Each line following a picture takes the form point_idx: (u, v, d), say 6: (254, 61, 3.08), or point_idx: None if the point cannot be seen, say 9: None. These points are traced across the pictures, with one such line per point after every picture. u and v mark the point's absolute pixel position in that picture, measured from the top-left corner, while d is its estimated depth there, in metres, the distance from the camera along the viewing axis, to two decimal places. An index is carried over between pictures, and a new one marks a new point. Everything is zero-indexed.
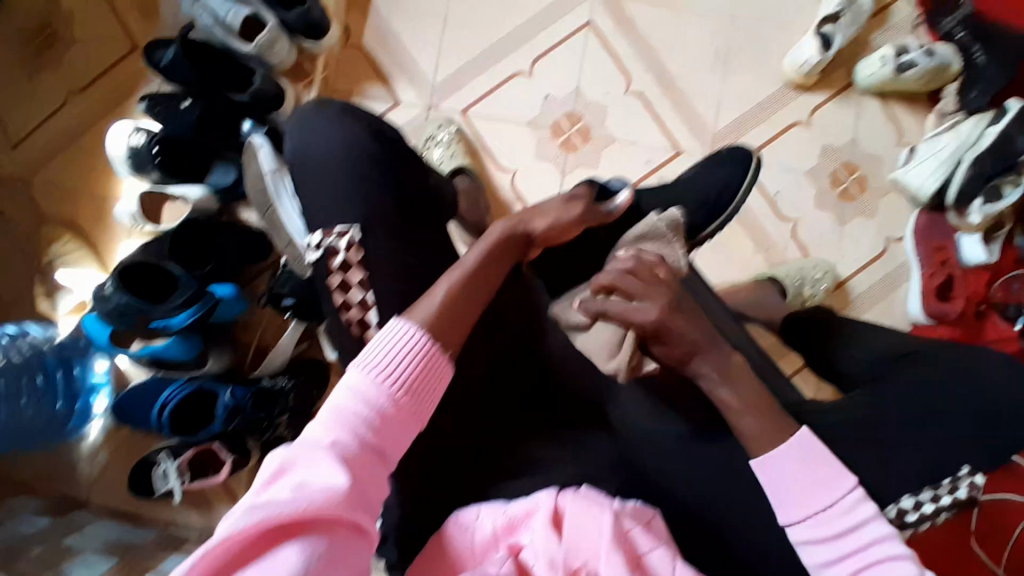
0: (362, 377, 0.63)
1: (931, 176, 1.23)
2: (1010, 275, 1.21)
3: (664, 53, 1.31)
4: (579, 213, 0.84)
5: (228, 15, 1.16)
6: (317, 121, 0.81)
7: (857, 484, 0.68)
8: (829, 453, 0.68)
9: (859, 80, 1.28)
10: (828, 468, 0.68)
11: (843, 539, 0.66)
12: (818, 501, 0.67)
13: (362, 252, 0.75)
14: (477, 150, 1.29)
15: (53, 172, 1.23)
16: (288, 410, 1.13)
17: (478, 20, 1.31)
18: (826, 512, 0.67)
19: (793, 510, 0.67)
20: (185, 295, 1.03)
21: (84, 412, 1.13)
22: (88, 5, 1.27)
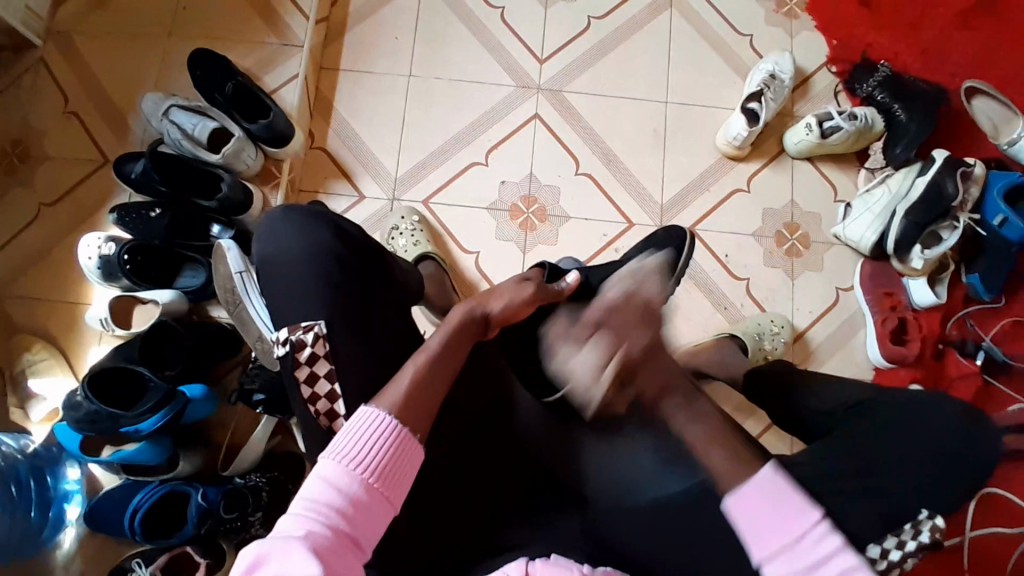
0: (334, 464, 0.64)
1: (868, 229, 1.30)
2: (962, 313, 1.29)
3: (607, 134, 1.41)
4: (530, 293, 0.90)
5: (196, 129, 1.26)
6: (282, 225, 0.87)
7: (820, 515, 0.65)
8: (790, 485, 0.66)
9: (789, 147, 1.38)
10: (794, 506, 0.65)
11: (814, 574, 0.62)
12: (785, 531, 0.64)
13: (328, 345, 0.78)
14: (441, 236, 1.35)
15: (25, 284, 1.26)
16: (262, 507, 1.12)
17: (434, 117, 1.41)
18: (797, 543, 0.64)
19: (764, 545, 0.64)
20: (155, 399, 1.05)
21: (58, 519, 1.12)
22: (60, 125, 1.35)
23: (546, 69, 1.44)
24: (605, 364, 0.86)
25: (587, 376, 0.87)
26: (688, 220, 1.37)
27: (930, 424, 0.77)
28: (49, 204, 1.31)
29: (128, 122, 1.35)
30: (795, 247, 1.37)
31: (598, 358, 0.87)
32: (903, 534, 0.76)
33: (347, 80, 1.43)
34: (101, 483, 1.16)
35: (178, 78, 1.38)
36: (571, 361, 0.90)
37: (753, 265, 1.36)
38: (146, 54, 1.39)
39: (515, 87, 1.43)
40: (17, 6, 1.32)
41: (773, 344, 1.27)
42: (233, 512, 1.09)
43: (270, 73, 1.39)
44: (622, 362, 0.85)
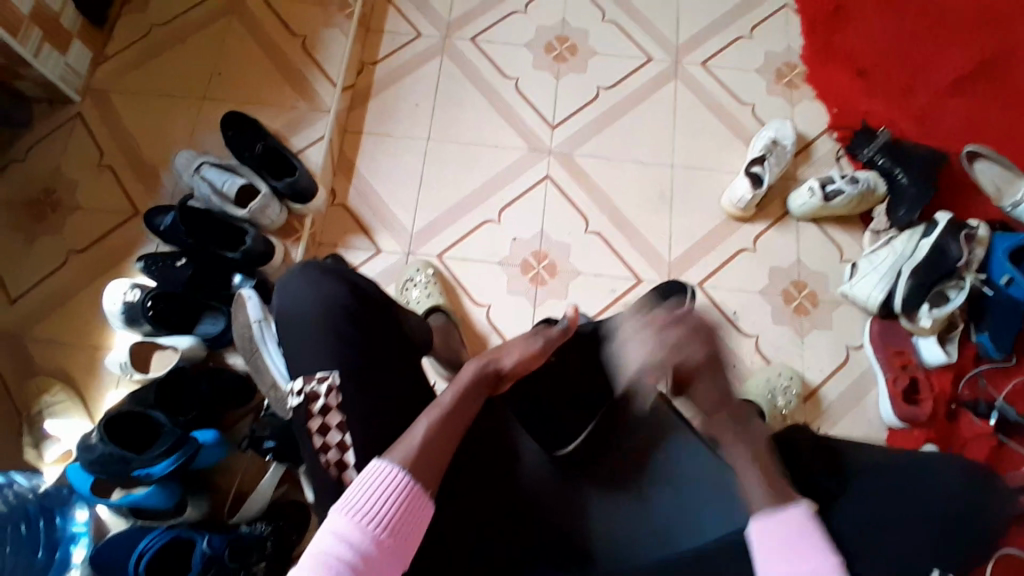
0: (345, 520, 0.65)
1: (875, 288, 1.32)
2: (974, 372, 1.29)
3: (613, 194, 1.47)
4: (541, 345, 0.88)
5: (226, 185, 1.32)
6: (300, 278, 0.90)
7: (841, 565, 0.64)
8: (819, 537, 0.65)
9: (793, 209, 1.42)
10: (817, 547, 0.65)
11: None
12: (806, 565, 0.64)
13: (341, 395, 0.80)
14: (453, 289, 1.39)
15: (48, 326, 1.31)
16: (266, 557, 1.11)
17: (449, 177, 1.48)
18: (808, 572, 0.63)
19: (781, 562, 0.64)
20: (167, 444, 1.06)
21: (63, 562, 1.09)
22: (94, 178, 1.43)
23: (557, 132, 1.52)
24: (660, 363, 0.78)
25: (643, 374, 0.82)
26: (695, 277, 1.40)
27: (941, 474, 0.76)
28: (77, 251, 1.37)
29: (159, 177, 1.43)
30: (803, 305, 1.38)
31: (655, 351, 0.79)
32: None
33: (369, 142, 1.51)
34: (107, 526, 1.17)
35: (209, 139, 1.46)
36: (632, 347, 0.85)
37: (761, 322, 1.37)
38: (180, 115, 1.48)
39: (527, 149, 1.50)
40: (58, 64, 1.42)
41: (785, 399, 1.27)
42: (237, 561, 1.07)
43: (297, 135, 1.48)
44: (680, 367, 0.75)
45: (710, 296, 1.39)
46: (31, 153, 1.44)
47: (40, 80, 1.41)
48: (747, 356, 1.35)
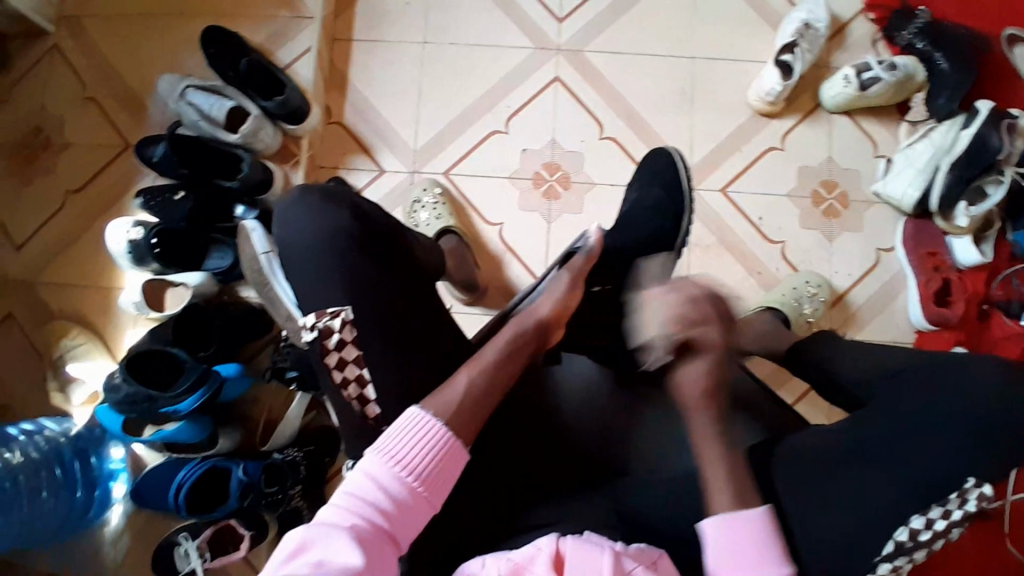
0: (380, 463, 0.65)
1: (911, 185, 1.23)
2: (1008, 273, 1.23)
3: (630, 95, 1.36)
4: (572, 284, 0.87)
5: (214, 109, 1.24)
6: (300, 208, 0.83)
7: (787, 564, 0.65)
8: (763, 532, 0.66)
9: (825, 101, 1.31)
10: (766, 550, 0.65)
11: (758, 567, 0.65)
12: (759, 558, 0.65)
13: (356, 330, 0.76)
14: (463, 207, 1.33)
15: (59, 270, 1.29)
16: (301, 481, 1.15)
17: (450, 85, 1.37)
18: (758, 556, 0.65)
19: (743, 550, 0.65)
20: (191, 379, 1.07)
21: (105, 498, 1.17)
22: (78, 111, 1.35)
23: (564, 28, 1.38)
24: (683, 323, 0.77)
25: (659, 336, 0.79)
26: (718, 182, 1.32)
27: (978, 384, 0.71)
28: (75, 191, 1.32)
29: (145, 105, 1.35)
30: (832, 207, 1.31)
31: (681, 312, 0.77)
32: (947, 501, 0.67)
33: (361, 51, 1.39)
34: (144, 460, 1.21)
35: (193, 57, 1.36)
36: (652, 318, 0.80)
37: (788, 227, 1.31)
38: (157, 34, 1.37)
39: (533, 49, 1.38)
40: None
41: (812, 307, 1.23)
42: (273, 487, 1.13)
43: (283, 48, 1.37)
44: (697, 337, 0.76)
45: (735, 202, 1.32)
46: (11, 91, 1.36)
47: (13, 14, 1.30)
48: (772, 264, 1.29)
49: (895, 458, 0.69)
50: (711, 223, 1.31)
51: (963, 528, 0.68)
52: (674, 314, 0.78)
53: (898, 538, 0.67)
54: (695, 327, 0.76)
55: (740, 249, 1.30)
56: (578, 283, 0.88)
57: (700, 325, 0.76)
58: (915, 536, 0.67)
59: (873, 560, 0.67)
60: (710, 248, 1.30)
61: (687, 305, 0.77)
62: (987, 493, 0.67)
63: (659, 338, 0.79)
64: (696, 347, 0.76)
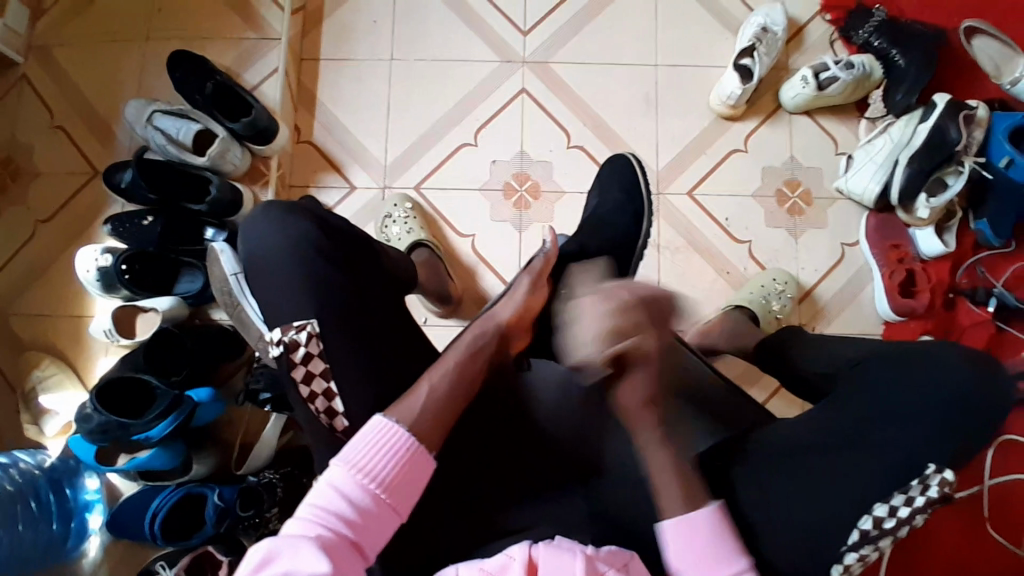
0: (345, 472, 0.65)
1: (872, 180, 1.26)
2: (973, 260, 1.26)
3: (596, 103, 1.38)
4: (530, 286, 0.89)
5: (181, 133, 1.24)
6: (264, 226, 0.83)
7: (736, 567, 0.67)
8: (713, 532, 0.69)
9: (786, 102, 1.34)
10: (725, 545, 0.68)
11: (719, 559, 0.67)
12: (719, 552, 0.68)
13: (322, 342, 0.77)
14: (434, 220, 1.34)
15: (29, 300, 1.28)
16: (278, 502, 1.14)
17: (418, 100, 1.39)
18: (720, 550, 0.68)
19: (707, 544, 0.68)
20: (162, 406, 1.07)
21: (82, 529, 1.16)
22: (45, 140, 1.35)
23: (530, 40, 1.41)
24: (614, 337, 0.71)
25: (586, 347, 0.74)
26: (686, 185, 1.34)
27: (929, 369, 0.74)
28: (44, 220, 1.31)
29: (113, 131, 1.35)
30: (797, 205, 1.33)
31: (608, 325, 0.72)
32: (911, 487, 0.69)
33: (328, 70, 1.40)
34: (120, 489, 1.20)
35: (160, 81, 1.36)
36: (581, 331, 0.75)
37: (756, 227, 1.33)
38: (124, 60, 1.38)
39: (499, 62, 1.40)
40: None
41: (781, 304, 1.25)
42: (250, 510, 1.12)
43: (250, 69, 1.37)
44: (630, 348, 0.70)
45: (703, 204, 1.34)
46: None
47: None
48: (742, 263, 1.31)
49: (852, 445, 0.72)
50: (680, 226, 1.33)
51: (928, 513, 0.71)
52: (603, 328, 0.72)
53: (862, 527, 0.69)
54: (625, 340, 0.70)
55: (709, 250, 1.32)
56: (539, 285, 0.89)
57: (645, 334, 0.71)
58: (880, 523, 0.69)
59: (840, 549, 0.70)
60: (681, 249, 1.32)
61: (622, 309, 0.71)
62: (949, 478, 0.70)
63: (597, 351, 0.72)
64: (628, 363, 0.71)
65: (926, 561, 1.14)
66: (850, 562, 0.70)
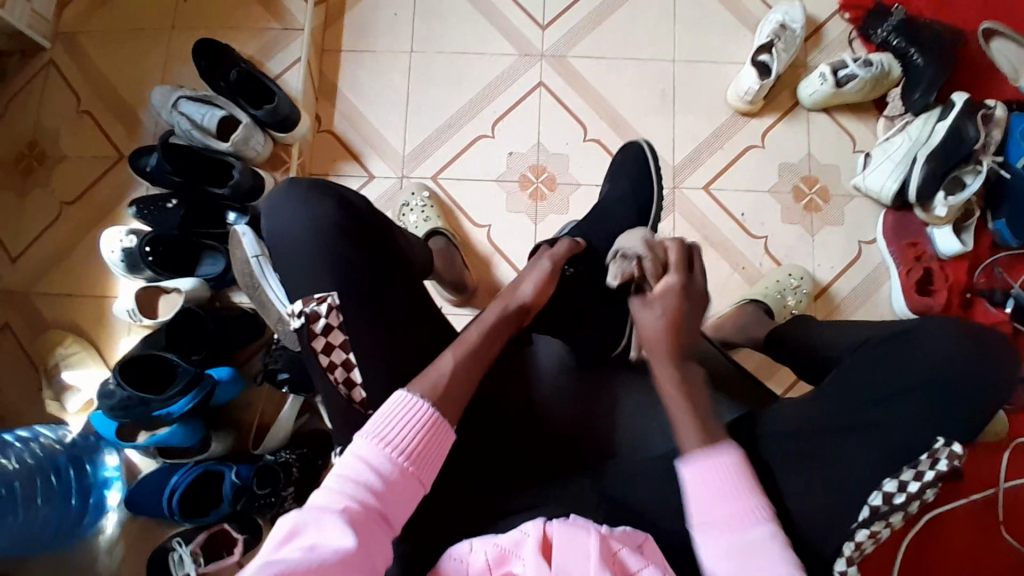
0: (369, 446, 0.67)
1: (889, 177, 1.26)
2: (990, 261, 1.26)
3: (613, 98, 1.39)
4: (549, 268, 0.89)
5: (206, 119, 1.27)
6: (287, 205, 0.85)
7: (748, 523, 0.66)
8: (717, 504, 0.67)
9: (803, 99, 1.34)
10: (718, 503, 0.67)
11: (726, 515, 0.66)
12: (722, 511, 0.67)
13: (342, 315, 0.79)
14: (451, 210, 1.35)
15: (55, 281, 1.31)
16: (293, 483, 1.17)
17: (437, 91, 1.41)
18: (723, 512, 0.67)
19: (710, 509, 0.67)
20: (183, 383, 1.09)
21: (100, 506, 1.19)
22: (74, 124, 1.38)
23: (548, 35, 1.42)
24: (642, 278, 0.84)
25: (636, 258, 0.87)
26: (701, 181, 1.35)
27: (940, 356, 0.74)
28: (70, 202, 1.35)
29: (139, 117, 1.38)
30: (813, 202, 1.33)
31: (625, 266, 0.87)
32: (919, 463, 0.70)
33: (349, 61, 1.42)
34: (139, 467, 1.23)
35: (185, 69, 1.39)
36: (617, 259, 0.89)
37: (770, 223, 1.33)
38: (151, 48, 1.41)
39: (517, 56, 1.41)
40: (24, 10, 1.34)
41: (795, 300, 1.25)
42: (266, 488, 1.13)
43: (273, 58, 1.40)
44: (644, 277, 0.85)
45: (717, 200, 1.34)
46: (9, 106, 1.39)
47: (8, 29, 1.34)
48: (756, 259, 1.32)
49: (861, 426, 0.73)
50: (695, 221, 1.33)
51: (937, 490, 0.70)
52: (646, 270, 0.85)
53: (872, 503, 0.70)
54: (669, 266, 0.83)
55: (723, 244, 1.32)
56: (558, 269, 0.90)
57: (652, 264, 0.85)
58: (890, 498, 0.70)
59: (850, 528, 0.70)
60: (695, 245, 1.32)
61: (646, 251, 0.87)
62: (957, 453, 0.70)
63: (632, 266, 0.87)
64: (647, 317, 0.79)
65: (936, 559, 1.13)
66: (861, 541, 0.70)
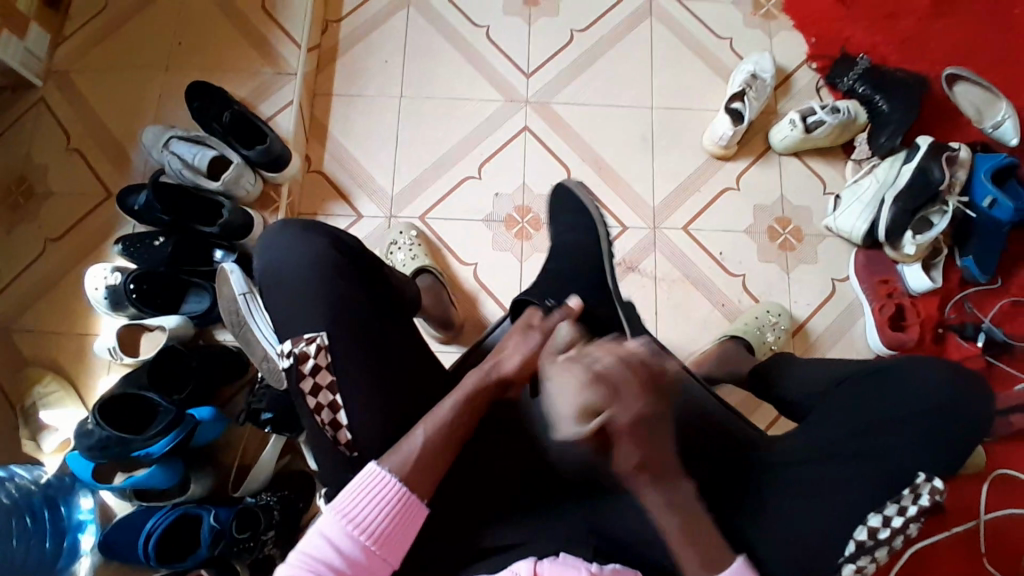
0: (336, 524, 0.69)
1: (859, 218, 1.32)
2: (960, 297, 1.31)
3: (595, 141, 1.44)
4: (539, 341, 0.85)
5: (197, 158, 1.29)
6: (282, 240, 0.86)
7: None
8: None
9: (775, 144, 1.41)
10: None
11: None
12: None
13: (330, 355, 0.79)
14: (438, 249, 1.38)
15: (34, 318, 1.29)
16: (274, 525, 1.14)
17: (426, 134, 1.45)
18: None
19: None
20: (166, 421, 1.07)
21: (72, 550, 1.13)
22: (61, 161, 1.39)
23: (533, 82, 1.48)
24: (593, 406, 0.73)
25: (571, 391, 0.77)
26: (681, 220, 1.40)
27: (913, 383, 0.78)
28: (54, 239, 1.34)
29: (128, 156, 1.39)
30: (788, 241, 1.38)
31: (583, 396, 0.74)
32: (902, 497, 0.73)
33: (340, 104, 1.46)
34: (113, 510, 1.19)
35: (177, 110, 1.42)
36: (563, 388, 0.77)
37: (748, 260, 1.38)
38: (143, 89, 1.43)
39: (503, 101, 1.47)
40: (17, 50, 1.37)
41: (775, 335, 1.28)
42: (245, 532, 1.10)
43: (265, 100, 1.43)
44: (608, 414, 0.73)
45: (696, 238, 1.39)
46: None
47: (1, 69, 1.36)
48: (735, 295, 1.35)
49: (839, 451, 0.76)
50: (676, 259, 1.37)
51: (920, 524, 0.73)
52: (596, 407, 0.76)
53: (858, 537, 0.72)
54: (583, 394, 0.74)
55: (703, 280, 1.36)
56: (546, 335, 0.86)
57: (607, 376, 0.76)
58: (875, 533, 0.72)
59: (837, 561, 0.72)
60: (676, 282, 1.36)
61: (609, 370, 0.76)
62: (938, 487, 0.74)
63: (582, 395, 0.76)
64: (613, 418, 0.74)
65: None
66: (847, 575, 0.72)
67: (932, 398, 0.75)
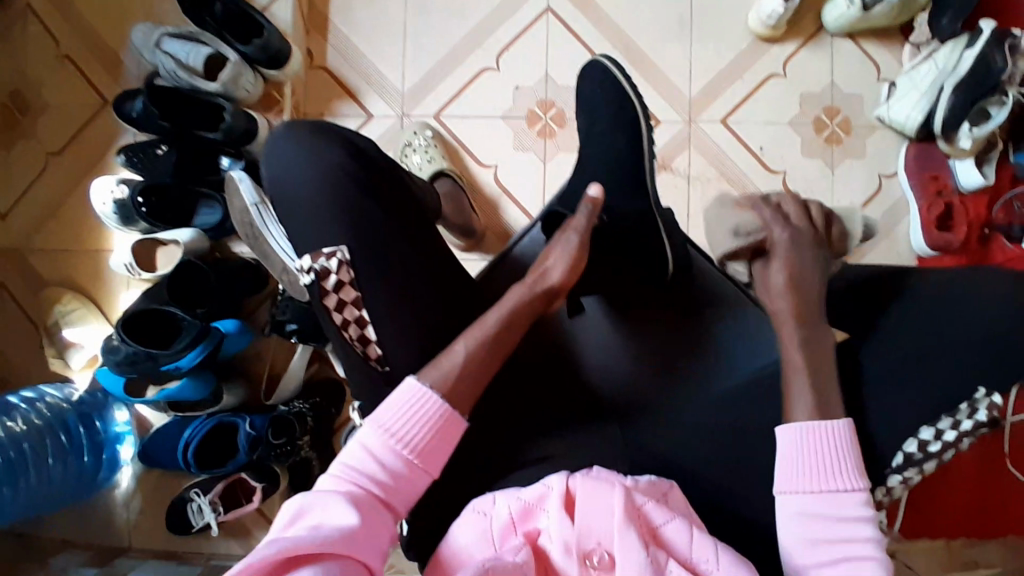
0: (377, 437, 0.66)
1: (915, 108, 1.20)
2: (1009, 195, 1.20)
3: (626, 25, 1.30)
4: (578, 240, 0.78)
5: (191, 57, 1.18)
6: (288, 149, 0.79)
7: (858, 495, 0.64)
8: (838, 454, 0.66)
9: (828, 24, 1.25)
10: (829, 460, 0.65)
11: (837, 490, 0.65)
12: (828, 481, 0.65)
13: (353, 270, 0.75)
14: (456, 150, 1.29)
15: (47, 235, 1.26)
16: (309, 431, 1.16)
17: (437, 20, 1.31)
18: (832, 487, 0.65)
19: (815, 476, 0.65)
20: (189, 336, 1.06)
21: (113, 461, 1.18)
22: (50, 66, 1.29)
23: None
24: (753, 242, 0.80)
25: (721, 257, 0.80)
26: (718, 113, 1.28)
27: None
28: (56, 152, 1.28)
29: (118, 57, 1.29)
30: (835, 134, 1.27)
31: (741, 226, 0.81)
32: (960, 411, 0.67)
33: None
34: (150, 421, 1.22)
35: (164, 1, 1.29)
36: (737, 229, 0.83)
37: (789, 156, 1.28)
38: None
39: None
40: None
41: None
42: (282, 438, 1.13)
43: None
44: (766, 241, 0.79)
45: (735, 133, 1.28)
46: None
47: None
48: (773, 196, 1.27)
49: None
50: (711, 156, 1.28)
51: (971, 437, 0.70)
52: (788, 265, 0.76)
53: (907, 450, 0.68)
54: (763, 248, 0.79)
55: (740, 180, 1.27)
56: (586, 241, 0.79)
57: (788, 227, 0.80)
58: (925, 447, 0.68)
59: (884, 473, 0.69)
60: (710, 182, 1.27)
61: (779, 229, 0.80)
62: (997, 402, 0.68)
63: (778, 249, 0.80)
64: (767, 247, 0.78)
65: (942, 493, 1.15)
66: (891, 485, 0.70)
67: (1005, 319, 0.67)
